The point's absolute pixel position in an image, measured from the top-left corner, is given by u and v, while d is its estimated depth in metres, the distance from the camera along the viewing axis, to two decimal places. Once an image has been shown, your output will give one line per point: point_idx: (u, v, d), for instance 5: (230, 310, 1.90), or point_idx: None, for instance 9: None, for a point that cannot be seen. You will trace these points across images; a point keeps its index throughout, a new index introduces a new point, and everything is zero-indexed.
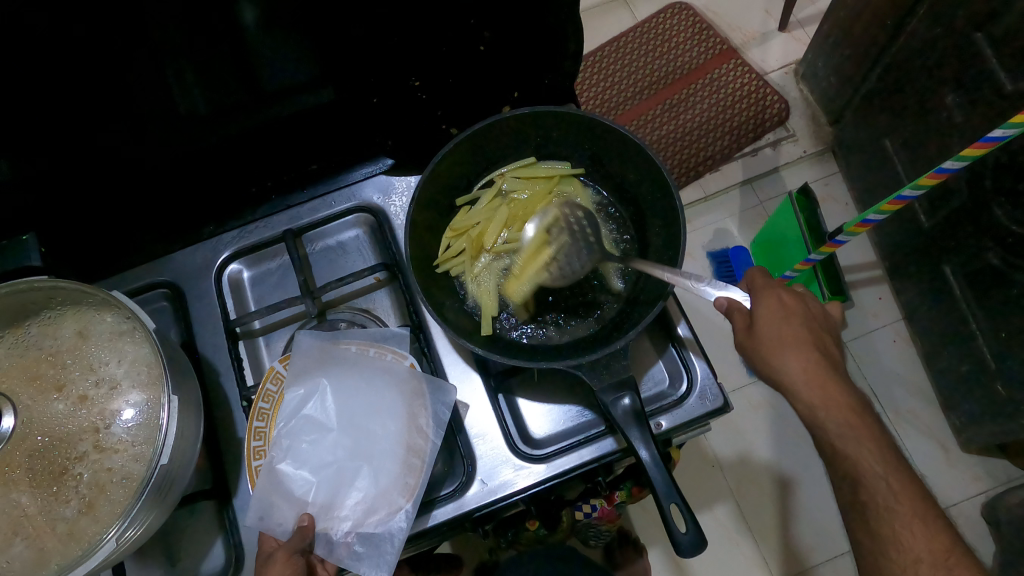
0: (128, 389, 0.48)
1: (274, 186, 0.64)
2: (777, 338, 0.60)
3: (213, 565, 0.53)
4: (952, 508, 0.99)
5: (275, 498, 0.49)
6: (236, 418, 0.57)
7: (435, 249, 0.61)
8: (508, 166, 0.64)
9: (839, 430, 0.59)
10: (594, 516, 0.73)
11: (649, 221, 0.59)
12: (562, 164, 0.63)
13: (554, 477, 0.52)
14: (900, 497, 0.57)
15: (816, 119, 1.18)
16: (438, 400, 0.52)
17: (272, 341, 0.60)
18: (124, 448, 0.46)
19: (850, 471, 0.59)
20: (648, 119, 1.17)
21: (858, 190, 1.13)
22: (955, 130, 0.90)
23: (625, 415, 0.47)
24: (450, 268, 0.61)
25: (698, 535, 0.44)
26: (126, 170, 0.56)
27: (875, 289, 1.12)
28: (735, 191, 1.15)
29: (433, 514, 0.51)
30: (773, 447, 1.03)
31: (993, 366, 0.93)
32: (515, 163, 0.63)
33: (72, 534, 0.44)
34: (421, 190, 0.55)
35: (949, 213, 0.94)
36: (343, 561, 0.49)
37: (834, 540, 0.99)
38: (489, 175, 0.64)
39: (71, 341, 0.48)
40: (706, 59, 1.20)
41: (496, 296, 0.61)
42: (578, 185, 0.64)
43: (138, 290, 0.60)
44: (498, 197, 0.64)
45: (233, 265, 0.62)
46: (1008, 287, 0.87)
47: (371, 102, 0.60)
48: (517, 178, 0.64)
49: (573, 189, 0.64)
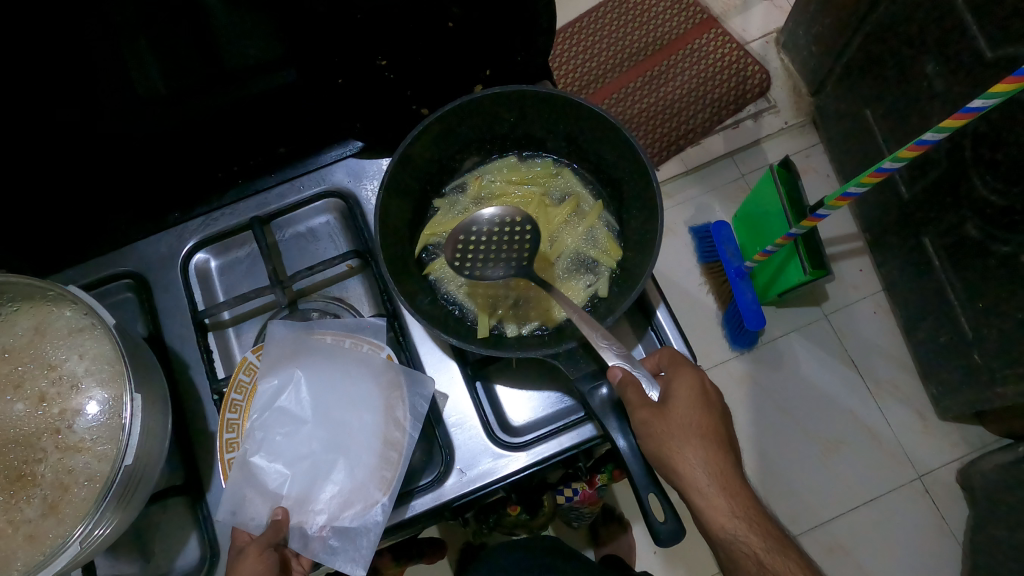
0: (91, 387, 0.47)
1: (241, 171, 0.61)
2: (690, 425, 0.49)
3: (188, 560, 0.53)
4: (925, 475, 1.01)
5: (248, 492, 0.48)
6: (207, 410, 0.55)
7: (413, 249, 0.59)
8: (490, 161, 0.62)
9: (762, 539, 0.48)
10: (577, 499, 0.73)
11: (626, 199, 0.57)
12: (548, 160, 0.62)
13: (535, 464, 0.52)
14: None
15: (797, 90, 1.17)
16: (415, 392, 0.51)
17: (243, 332, 0.58)
18: (88, 447, 0.45)
19: None
20: (628, 93, 1.15)
21: (839, 160, 1.12)
22: (934, 99, 0.89)
23: (602, 404, 0.47)
24: (435, 273, 0.59)
25: (677, 524, 0.44)
26: (81, 155, 0.53)
27: (855, 261, 1.12)
28: (718, 164, 1.14)
29: (411, 505, 0.50)
30: (755, 419, 1.05)
31: (970, 336, 0.94)
32: (498, 163, 0.62)
33: (35, 536, 0.44)
34: (392, 171, 0.52)
35: (928, 183, 0.94)
36: (317, 556, 0.48)
37: (813, 511, 1.00)
38: (465, 176, 0.62)
39: (28, 337, 0.47)
40: (687, 29, 1.17)
41: (490, 303, 0.58)
42: (569, 169, 0.62)
43: (99, 282, 0.57)
44: (477, 201, 0.62)
45: (200, 253, 0.60)
46: (986, 258, 0.88)
47: (337, 82, 0.58)
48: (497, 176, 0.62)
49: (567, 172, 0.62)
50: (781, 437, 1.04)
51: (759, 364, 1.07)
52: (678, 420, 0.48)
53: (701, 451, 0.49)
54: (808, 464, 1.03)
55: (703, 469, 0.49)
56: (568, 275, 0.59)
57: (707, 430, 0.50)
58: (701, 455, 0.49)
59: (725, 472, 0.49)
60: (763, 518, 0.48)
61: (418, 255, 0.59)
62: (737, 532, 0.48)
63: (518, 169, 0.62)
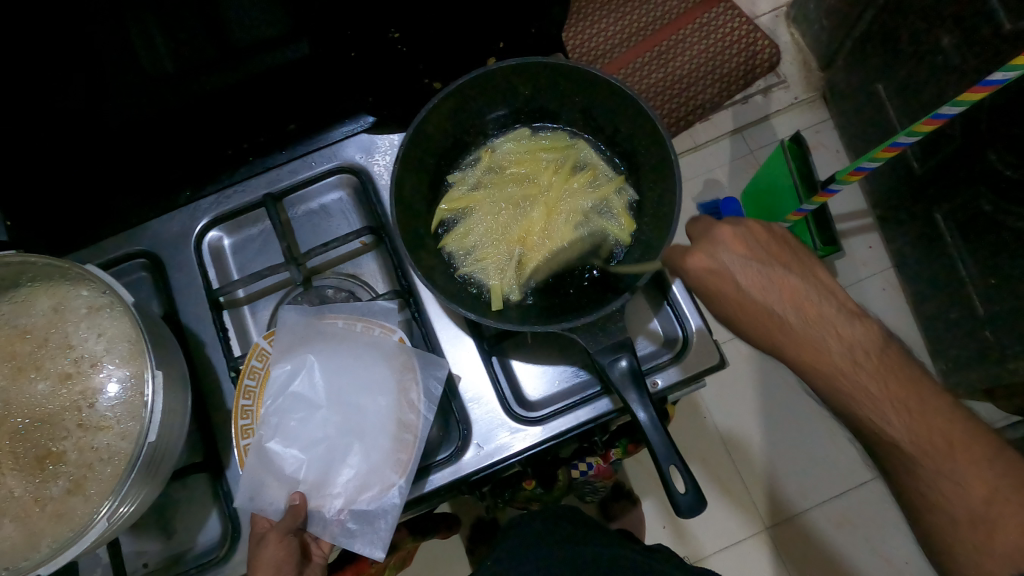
0: (111, 365, 0.47)
1: (251, 148, 0.61)
2: (728, 266, 0.52)
3: (210, 536, 0.53)
4: None
5: (265, 477, 0.49)
6: (224, 386, 0.56)
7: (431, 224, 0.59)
8: (506, 138, 0.61)
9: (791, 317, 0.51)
10: (591, 474, 0.74)
11: (642, 171, 0.57)
12: (562, 131, 0.61)
13: (550, 438, 0.52)
14: (867, 362, 0.49)
15: (807, 65, 1.16)
16: (430, 374, 0.51)
17: (258, 310, 0.58)
18: (110, 425, 0.46)
19: (818, 328, 0.50)
20: (636, 68, 1.10)
21: (849, 136, 1.12)
22: (950, 73, 0.87)
23: (622, 377, 0.46)
24: (450, 246, 0.59)
25: (698, 495, 0.45)
26: (92, 137, 0.52)
27: (865, 238, 1.11)
28: (725, 141, 1.14)
29: (430, 480, 0.51)
30: (760, 393, 1.05)
31: (982, 313, 0.94)
32: (514, 134, 0.61)
33: (60, 514, 0.44)
34: (407, 146, 0.52)
35: (941, 158, 0.93)
36: (337, 538, 0.49)
37: (822, 486, 1.01)
38: (477, 150, 0.61)
39: (46, 317, 0.47)
40: (695, 3, 1.12)
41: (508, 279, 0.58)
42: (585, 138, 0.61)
43: (113, 262, 0.57)
44: (489, 173, 0.61)
45: (213, 232, 0.60)
46: (1000, 234, 0.87)
47: (349, 56, 0.57)
48: (511, 146, 0.61)
49: (583, 144, 0.61)
50: (790, 412, 1.04)
51: None
52: (705, 263, 0.52)
53: (732, 269, 0.52)
54: (817, 440, 1.03)
55: (734, 279, 0.51)
56: (581, 246, 0.59)
57: (742, 259, 0.52)
58: (732, 272, 0.51)
59: (744, 264, 0.52)
60: (787, 301, 0.51)
61: (435, 230, 0.59)
62: (780, 315, 0.51)
63: (532, 140, 0.61)
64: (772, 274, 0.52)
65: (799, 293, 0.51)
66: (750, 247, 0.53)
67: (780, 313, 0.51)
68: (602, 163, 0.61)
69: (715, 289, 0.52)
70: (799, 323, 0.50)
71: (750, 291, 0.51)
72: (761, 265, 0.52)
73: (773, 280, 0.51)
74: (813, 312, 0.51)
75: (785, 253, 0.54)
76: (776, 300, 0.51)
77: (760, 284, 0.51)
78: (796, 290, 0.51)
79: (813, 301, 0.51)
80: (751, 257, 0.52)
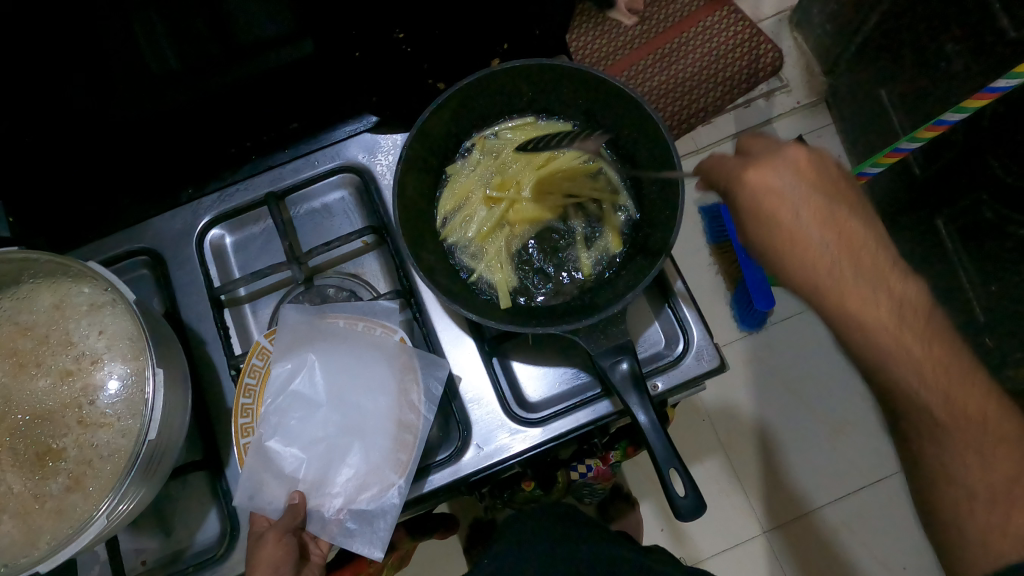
0: (112, 362, 0.47)
1: (254, 147, 0.61)
2: (776, 185, 0.50)
3: (208, 534, 0.53)
4: None
5: (265, 476, 0.49)
6: (225, 384, 0.56)
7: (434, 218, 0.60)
8: (508, 126, 0.61)
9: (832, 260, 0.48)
10: (591, 475, 0.74)
11: (643, 174, 0.57)
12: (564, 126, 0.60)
13: (549, 440, 0.52)
14: (902, 312, 0.48)
15: (810, 69, 1.16)
16: (430, 374, 0.51)
17: (260, 308, 0.58)
18: (110, 422, 0.46)
19: (870, 271, 0.49)
20: (639, 70, 1.10)
21: (851, 141, 1.12)
22: (954, 79, 0.87)
23: (624, 379, 0.46)
24: (451, 236, 0.60)
25: (698, 498, 0.45)
26: (95, 135, 0.52)
27: None
28: (728, 144, 1.15)
29: (429, 480, 0.51)
30: (758, 396, 1.05)
31: (981, 319, 0.93)
32: (516, 124, 0.61)
33: (60, 511, 0.44)
34: (410, 147, 0.52)
35: (944, 164, 0.93)
36: (336, 538, 0.49)
37: (819, 490, 1.01)
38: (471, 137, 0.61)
39: (48, 313, 0.47)
40: (699, 5, 1.12)
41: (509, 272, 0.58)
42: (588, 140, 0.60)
43: (115, 259, 0.57)
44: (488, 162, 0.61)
45: (215, 230, 0.60)
46: (1001, 240, 0.87)
47: (353, 56, 0.58)
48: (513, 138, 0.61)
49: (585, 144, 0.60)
50: (788, 416, 1.04)
51: (764, 343, 1.07)
52: (762, 177, 0.50)
53: (794, 187, 0.49)
54: (814, 444, 1.03)
55: (791, 198, 0.49)
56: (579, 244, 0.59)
57: (807, 178, 0.50)
58: (782, 188, 0.50)
59: (787, 183, 0.50)
60: (835, 229, 0.49)
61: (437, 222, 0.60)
62: (820, 245, 0.49)
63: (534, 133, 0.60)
64: (821, 199, 0.50)
65: (859, 236, 0.49)
66: (819, 173, 0.50)
67: (817, 241, 0.49)
68: (605, 161, 0.60)
69: (769, 210, 0.50)
70: (830, 259, 0.48)
71: (795, 212, 0.49)
72: (815, 184, 0.50)
73: (824, 204, 0.49)
74: (839, 241, 0.49)
75: (842, 187, 0.51)
76: (826, 231, 0.49)
77: (813, 202, 0.49)
78: (840, 217, 0.49)
79: (876, 244, 0.49)
80: (813, 185, 0.50)
